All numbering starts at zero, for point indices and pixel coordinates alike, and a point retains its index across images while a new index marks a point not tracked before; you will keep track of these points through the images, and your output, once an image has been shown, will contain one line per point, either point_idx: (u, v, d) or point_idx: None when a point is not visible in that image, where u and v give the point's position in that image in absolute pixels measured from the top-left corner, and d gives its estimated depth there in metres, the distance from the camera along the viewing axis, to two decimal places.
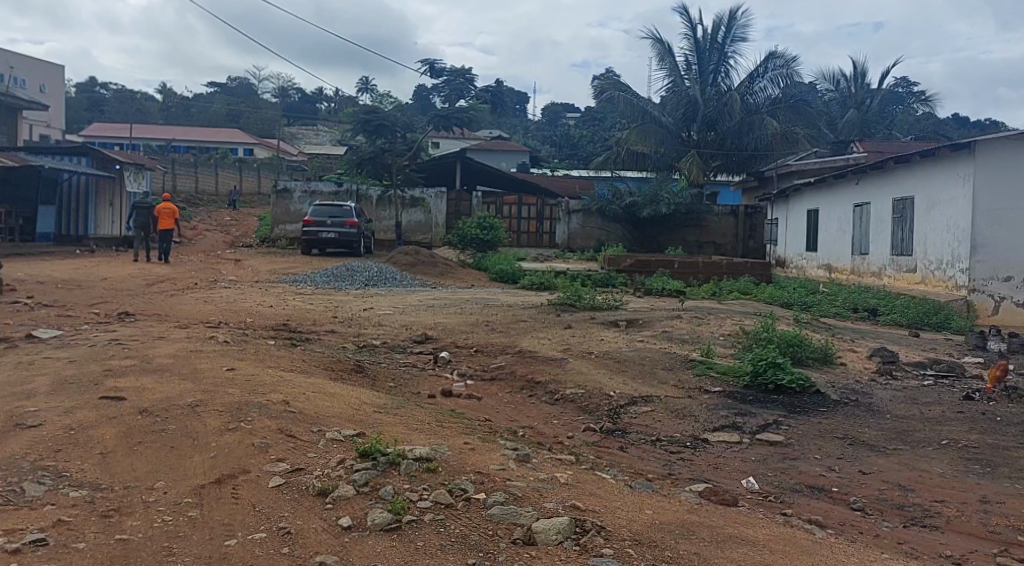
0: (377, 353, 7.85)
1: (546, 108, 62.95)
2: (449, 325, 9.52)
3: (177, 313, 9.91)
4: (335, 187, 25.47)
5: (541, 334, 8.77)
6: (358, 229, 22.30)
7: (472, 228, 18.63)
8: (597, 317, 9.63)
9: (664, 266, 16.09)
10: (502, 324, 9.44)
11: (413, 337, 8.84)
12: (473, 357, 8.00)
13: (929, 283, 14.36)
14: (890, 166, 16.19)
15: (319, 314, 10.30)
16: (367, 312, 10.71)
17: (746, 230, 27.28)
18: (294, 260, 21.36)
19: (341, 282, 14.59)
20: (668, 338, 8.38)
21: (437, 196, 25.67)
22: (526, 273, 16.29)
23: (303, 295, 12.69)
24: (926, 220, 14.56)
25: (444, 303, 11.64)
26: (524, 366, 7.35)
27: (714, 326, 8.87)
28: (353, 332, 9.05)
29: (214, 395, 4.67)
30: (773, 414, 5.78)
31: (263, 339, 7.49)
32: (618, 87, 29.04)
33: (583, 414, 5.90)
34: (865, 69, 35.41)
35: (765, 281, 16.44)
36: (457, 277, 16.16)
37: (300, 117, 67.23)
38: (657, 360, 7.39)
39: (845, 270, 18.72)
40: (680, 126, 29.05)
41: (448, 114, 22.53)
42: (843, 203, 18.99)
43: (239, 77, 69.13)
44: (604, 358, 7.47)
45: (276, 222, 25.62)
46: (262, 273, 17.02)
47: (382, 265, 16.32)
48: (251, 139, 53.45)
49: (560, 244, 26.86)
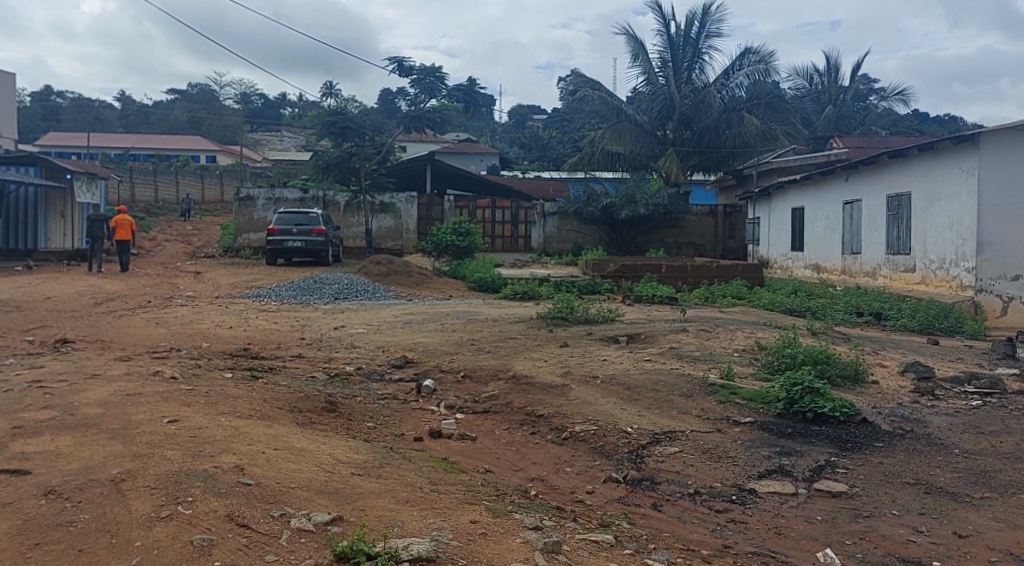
0: (352, 384, 6.86)
1: (513, 110, 62.18)
2: (429, 346, 8.53)
3: (124, 338, 8.83)
4: (301, 194, 24.70)
5: (535, 354, 7.83)
6: (325, 237, 21.23)
7: (447, 234, 17.63)
8: (594, 332, 8.72)
9: (651, 270, 15.29)
10: (489, 344, 8.46)
11: (391, 362, 7.85)
12: (460, 385, 7.02)
13: (931, 283, 13.71)
14: (883, 161, 15.52)
15: (283, 336, 9.26)
16: (338, 331, 9.70)
17: (725, 230, 26.59)
18: (257, 271, 20.24)
19: (309, 295, 13.55)
20: (678, 356, 7.48)
21: (408, 201, 24.84)
22: (507, 281, 15.37)
23: (267, 311, 11.64)
24: (926, 217, 13.90)
25: (422, 318, 10.65)
26: (520, 396, 6.41)
27: (726, 341, 8.00)
28: (322, 358, 8.03)
29: (147, 463, 3.65)
30: (824, 453, 4.92)
31: (216, 373, 6.46)
32: (591, 86, 28.25)
33: (598, 459, 4.99)
34: (837, 64, 35.05)
35: (757, 283, 15.58)
36: (433, 287, 15.17)
37: (263, 123, 65.69)
38: (672, 384, 6.49)
39: (836, 270, 18.05)
40: (655, 125, 28.33)
41: (419, 115, 21.86)
42: (831, 200, 18.33)
43: (201, 84, 67.40)
44: (612, 384, 6.55)
45: (239, 231, 24.55)
46: (224, 287, 15.91)
47: (352, 276, 15.32)
48: (213, 146, 51.92)
49: (536, 248, 26.19)
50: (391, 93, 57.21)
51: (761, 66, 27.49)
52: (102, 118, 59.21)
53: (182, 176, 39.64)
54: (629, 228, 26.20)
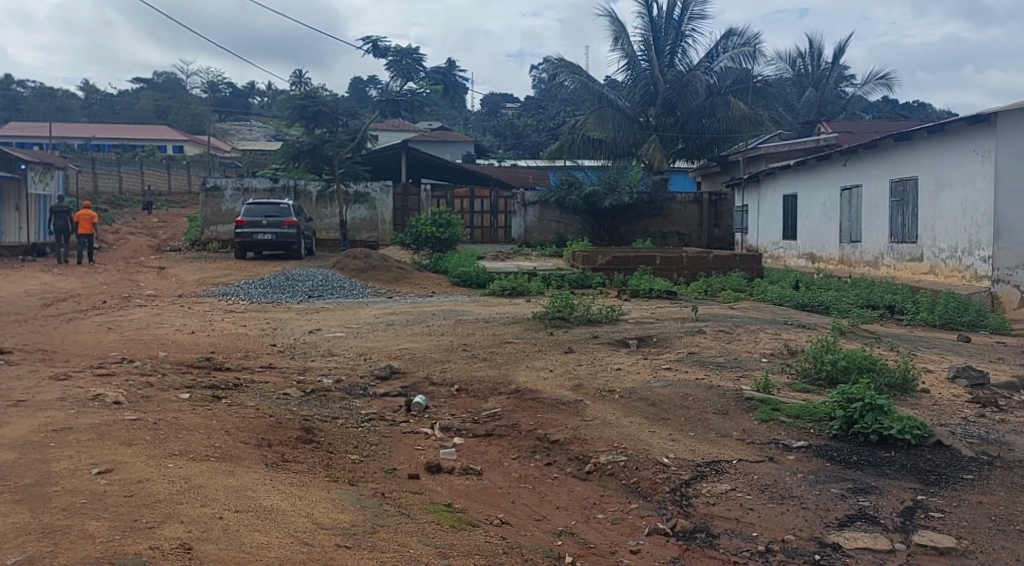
0: (330, 403, 5.92)
1: (486, 99, 61.11)
2: (417, 352, 7.60)
3: (69, 347, 7.80)
4: (271, 183, 23.64)
5: (537, 363, 6.93)
6: (297, 229, 20.25)
7: (426, 225, 16.62)
8: (600, 335, 7.83)
9: (644, 262, 14.48)
10: (484, 350, 7.55)
11: (375, 373, 6.93)
12: (455, 400, 6.12)
13: (941, 273, 13.04)
14: (886, 144, 14.81)
15: (251, 342, 8.26)
16: (312, 335, 8.73)
17: (711, 218, 25.86)
18: (225, 266, 19.15)
19: (281, 292, 12.55)
20: (701, 363, 6.63)
21: (383, 190, 23.79)
22: (492, 275, 14.46)
23: (234, 313, 10.63)
24: (936, 203, 13.22)
25: (404, 319, 9.70)
26: (529, 416, 5.53)
27: (750, 344, 7.15)
28: (294, 371, 7.07)
29: (60, 547, 2.71)
30: (908, 490, 4.09)
31: (169, 394, 5.48)
32: (572, 70, 27.34)
33: (635, 501, 4.12)
34: (820, 47, 34.53)
35: (755, 275, 14.80)
36: (414, 282, 14.19)
37: (231, 112, 63.98)
38: (703, 399, 5.62)
39: (833, 259, 17.37)
40: (638, 110, 27.52)
41: (396, 98, 20.82)
42: (827, 187, 17.63)
43: (167, 72, 65.40)
44: (632, 401, 5.67)
45: (205, 223, 23.53)
46: (189, 284, 14.84)
47: (327, 272, 14.32)
48: (180, 136, 50.34)
49: (517, 239, 25.30)
50: (363, 81, 55.83)
51: (747, 49, 26.76)
52: (64, 108, 57.27)
53: (147, 167, 38.19)
54: (613, 218, 25.38)
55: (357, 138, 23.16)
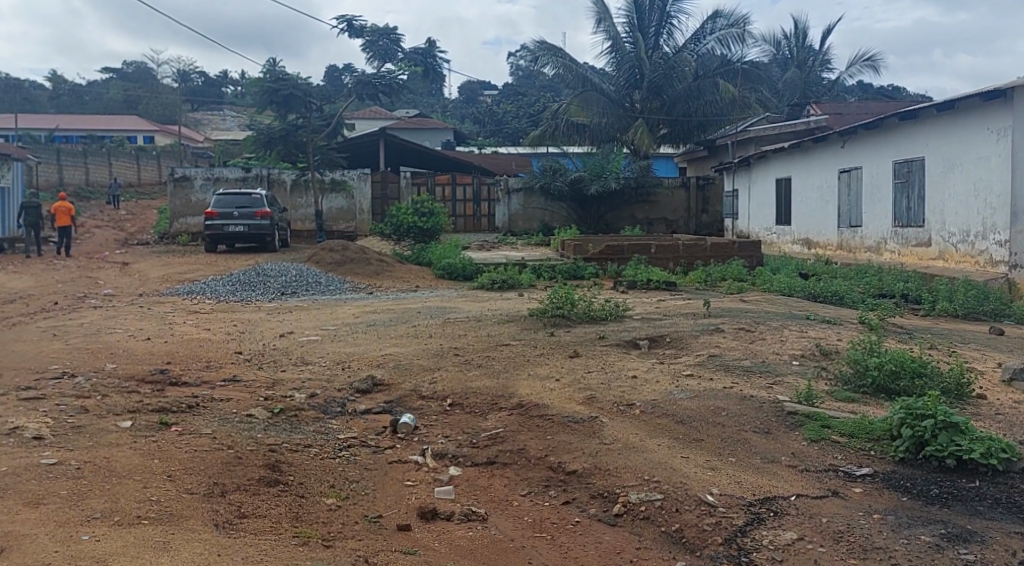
0: (304, 426, 5.08)
1: (463, 87, 59.99)
2: (403, 359, 6.77)
3: (6, 360, 6.89)
4: (243, 172, 22.77)
5: (540, 370, 6.12)
6: (270, 220, 19.26)
7: (407, 215, 15.72)
8: (608, 336, 7.01)
9: (639, 251, 13.72)
10: (477, 355, 6.72)
11: (355, 386, 6.10)
12: (449, 419, 5.31)
13: (951, 259, 12.41)
14: (890, 124, 14.12)
15: (215, 350, 7.36)
16: (284, 339, 7.85)
17: (698, 204, 25.14)
18: (194, 261, 18.15)
19: (251, 290, 11.63)
20: (726, 370, 5.85)
21: (361, 178, 22.81)
22: (479, 266, 13.64)
23: (199, 314, 9.73)
24: (946, 185, 12.54)
25: (387, 318, 8.85)
26: (538, 439, 4.72)
27: (775, 345, 6.38)
28: (263, 384, 6.22)
29: None
30: (1015, 537, 3.31)
31: (107, 423, 4.61)
32: (554, 53, 26.46)
33: (683, 558, 3.33)
34: (805, 29, 33.84)
35: (755, 263, 14.09)
36: (395, 276, 13.31)
37: (204, 102, 62.37)
38: (738, 415, 4.83)
39: (831, 245, 16.72)
40: (622, 94, 26.71)
41: (371, 82, 19.88)
42: (824, 169, 16.94)
43: (136, 62, 63.63)
44: (656, 417, 4.88)
45: (175, 215, 22.55)
46: (153, 281, 13.89)
47: (302, 266, 13.41)
48: (150, 125, 48.98)
49: (501, 228, 24.49)
50: (337, 69, 54.51)
51: (734, 30, 26.07)
52: (29, 98, 55.57)
53: (115, 157, 36.88)
54: (598, 204, 24.60)
55: (331, 124, 22.14)
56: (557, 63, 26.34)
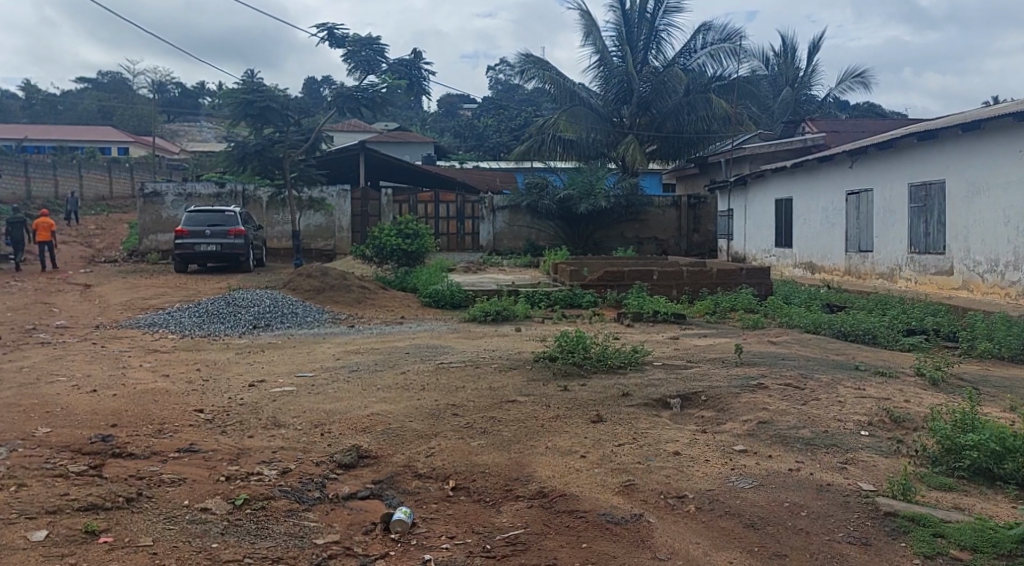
0: (275, 526, 4.04)
1: (444, 101, 59.05)
2: (392, 421, 5.71)
3: None
4: (217, 188, 21.82)
5: (560, 440, 5.10)
6: (244, 239, 18.15)
7: (391, 236, 14.64)
8: (632, 393, 5.98)
9: (642, 278, 12.79)
10: (479, 417, 5.67)
11: (335, 460, 5.05)
12: (453, 512, 4.28)
13: (978, 290, 11.63)
14: (905, 144, 13.33)
15: (169, 406, 6.27)
16: (253, 391, 6.80)
17: (691, 223, 24.30)
18: (162, 282, 17.00)
19: (220, 322, 10.53)
20: (785, 444, 4.89)
21: (341, 196, 22.15)
22: (469, 293, 12.67)
23: (158, 353, 8.64)
24: (971, 210, 11.76)
25: (372, 362, 7.79)
26: (572, 553, 3.69)
27: (835, 409, 5.43)
28: (224, 456, 5.15)
29: None
30: None
31: (15, 538, 3.59)
32: (542, 67, 25.63)
33: None
34: (795, 44, 33.23)
35: (764, 292, 13.13)
36: (378, 305, 12.27)
37: (179, 114, 60.92)
38: (823, 515, 3.86)
39: (837, 270, 15.89)
40: (611, 109, 25.89)
41: (356, 94, 18.90)
42: (831, 190, 16.11)
43: (111, 71, 62.02)
44: (717, 519, 3.89)
45: (144, 232, 21.58)
46: (114, 309, 12.70)
47: (277, 293, 12.32)
48: (124, 137, 47.61)
49: (486, 247, 23.52)
50: (316, 81, 53.41)
51: (727, 44, 25.25)
52: (1, 108, 53.97)
53: (86, 170, 35.49)
54: (588, 224, 23.75)
55: (310, 138, 20.83)
56: (544, 76, 25.53)
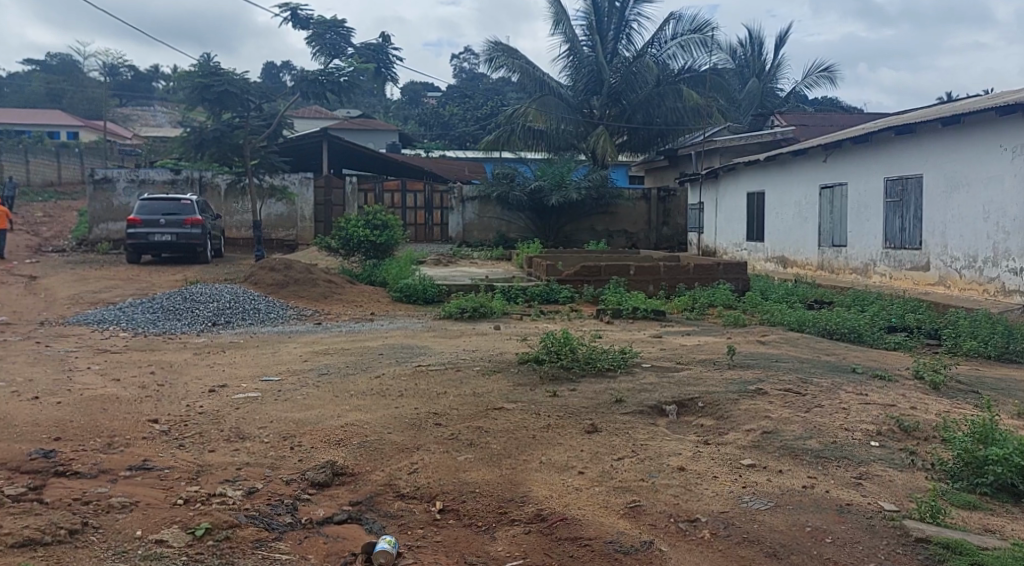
0: (242, 562, 3.60)
1: (406, 88, 58.15)
2: (370, 432, 5.28)
3: None
4: (172, 175, 21.02)
5: (553, 455, 4.72)
6: (201, 229, 17.45)
7: (357, 228, 14.06)
8: (626, 400, 5.61)
9: (617, 272, 12.45)
10: (463, 427, 5.28)
11: (307, 478, 4.61)
12: (443, 539, 3.87)
13: (955, 286, 11.54)
14: (882, 137, 13.20)
15: (120, 416, 5.74)
16: (214, 398, 6.29)
17: (659, 216, 24.06)
18: (113, 274, 16.23)
19: (176, 319, 9.94)
20: (795, 458, 4.55)
21: (303, 184, 21.46)
22: (439, 288, 12.22)
23: (108, 354, 8.04)
24: (950, 205, 11.64)
25: (343, 364, 7.32)
26: None
27: (841, 417, 5.11)
28: (182, 476, 4.68)
29: None
30: None
31: None
32: (510, 56, 25.17)
33: None
34: (761, 36, 33.20)
35: (740, 287, 12.88)
36: (344, 300, 11.76)
37: (133, 98, 59.12)
38: (849, 542, 3.54)
39: (810, 265, 15.76)
40: (580, 100, 25.60)
41: (320, 79, 18.22)
42: (804, 183, 15.96)
43: (61, 53, 59.97)
44: (735, 547, 3.54)
45: (95, 220, 20.67)
46: (62, 303, 12.00)
47: (237, 287, 11.74)
48: (74, 121, 46.03)
49: (452, 238, 23.06)
50: (275, 66, 52.15)
51: (697, 35, 25.06)
52: None
53: (34, 154, 34.14)
54: (556, 215, 23.42)
55: (270, 125, 20.07)
56: (512, 65, 25.14)
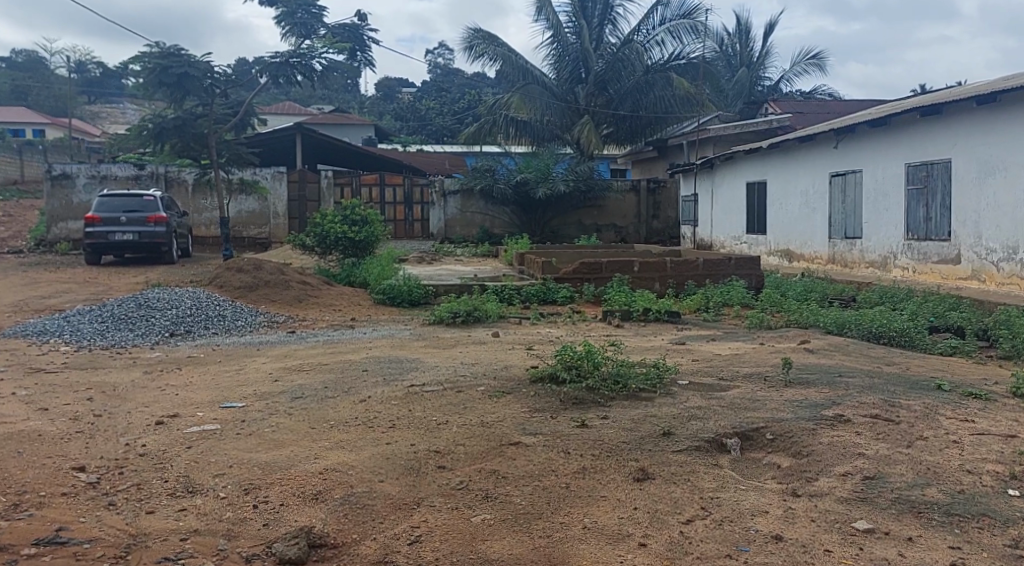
0: None
1: (382, 84, 56.70)
2: (357, 479, 4.11)
3: None
4: (135, 170, 19.65)
5: (600, 515, 3.61)
6: (166, 227, 16.11)
7: (334, 223, 12.81)
8: (675, 433, 4.49)
9: (620, 269, 11.34)
10: (474, 471, 4.14)
11: (275, 554, 3.46)
12: None
13: (991, 280, 10.59)
14: (904, 120, 12.21)
15: (39, 464, 4.52)
16: (162, 434, 5.08)
17: (649, 209, 22.99)
18: (69, 277, 14.89)
19: (130, 329, 8.69)
20: (921, 516, 3.47)
21: (275, 178, 20.17)
22: (426, 290, 11.05)
23: (41, 375, 6.78)
24: (984, 190, 10.66)
25: (320, 384, 6.13)
26: None
27: (955, 454, 4.04)
28: (108, 553, 3.50)
29: None
30: None
31: None
32: (492, 42, 24.05)
33: None
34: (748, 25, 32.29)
35: (754, 284, 11.80)
36: (323, 304, 10.57)
37: (100, 96, 57.12)
38: None
39: (820, 258, 14.77)
40: (565, 88, 24.45)
41: (291, 60, 16.90)
42: (812, 171, 14.94)
43: (24, 50, 57.92)
44: None
45: (53, 219, 19.25)
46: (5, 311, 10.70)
47: (200, 291, 10.48)
48: (38, 118, 44.23)
49: (433, 234, 21.90)
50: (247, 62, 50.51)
51: (687, 21, 23.89)
52: None
53: None
54: (543, 209, 22.28)
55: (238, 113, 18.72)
56: (494, 53, 23.98)
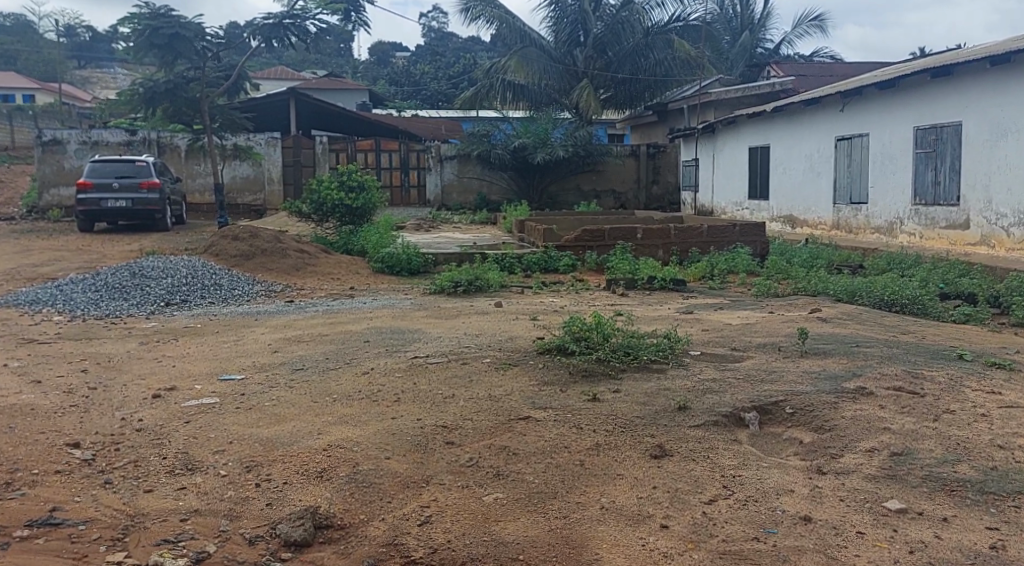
0: None
1: (376, 48, 55.90)
2: (362, 456, 3.95)
3: None
4: (127, 135, 19.29)
5: (618, 494, 3.45)
6: (159, 194, 15.81)
7: (331, 190, 12.55)
8: (691, 407, 4.33)
9: (623, 236, 11.13)
10: (484, 448, 3.98)
11: (279, 536, 3.31)
12: None
13: (1001, 246, 10.41)
14: (913, 82, 11.93)
15: (32, 441, 4.34)
16: (159, 409, 4.91)
17: (649, 174, 22.70)
18: (62, 244, 14.63)
19: (125, 298, 8.48)
20: (955, 496, 3.32)
21: (270, 144, 19.82)
22: (425, 258, 10.85)
23: (34, 346, 6.59)
24: (996, 153, 10.44)
25: (320, 356, 5.95)
26: None
27: (985, 429, 3.89)
28: (104, 535, 3.34)
29: None
30: None
31: None
32: (489, 4, 23.56)
33: None
34: None
35: (758, 250, 11.61)
36: (321, 272, 10.37)
37: (90, 61, 56.25)
38: None
39: (824, 223, 14.57)
40: (564, 51, 24.00)
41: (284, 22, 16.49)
42: (817, 134, 14.68)
43: (12, 13, 56.94)
44: None
45: (45, 185, 18.93)
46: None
47: (196, 259, 10.25)
48: (28, 83, 43.59)
49: (430, 200, 21.62)
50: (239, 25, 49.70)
51: None
52: None
53: None
54: (542, 174, 21.98)
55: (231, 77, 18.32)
56: (491, 14, 23.50)
